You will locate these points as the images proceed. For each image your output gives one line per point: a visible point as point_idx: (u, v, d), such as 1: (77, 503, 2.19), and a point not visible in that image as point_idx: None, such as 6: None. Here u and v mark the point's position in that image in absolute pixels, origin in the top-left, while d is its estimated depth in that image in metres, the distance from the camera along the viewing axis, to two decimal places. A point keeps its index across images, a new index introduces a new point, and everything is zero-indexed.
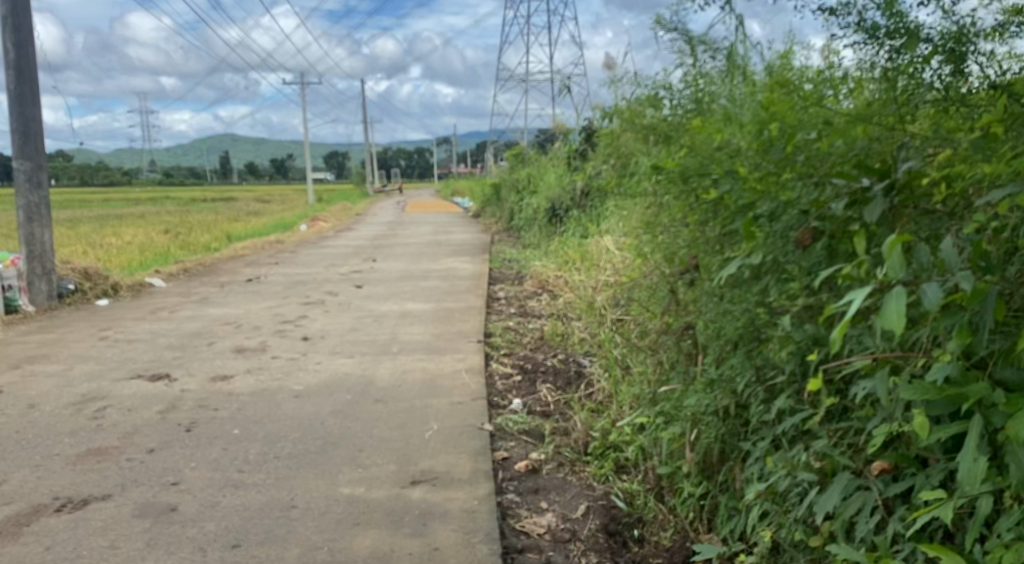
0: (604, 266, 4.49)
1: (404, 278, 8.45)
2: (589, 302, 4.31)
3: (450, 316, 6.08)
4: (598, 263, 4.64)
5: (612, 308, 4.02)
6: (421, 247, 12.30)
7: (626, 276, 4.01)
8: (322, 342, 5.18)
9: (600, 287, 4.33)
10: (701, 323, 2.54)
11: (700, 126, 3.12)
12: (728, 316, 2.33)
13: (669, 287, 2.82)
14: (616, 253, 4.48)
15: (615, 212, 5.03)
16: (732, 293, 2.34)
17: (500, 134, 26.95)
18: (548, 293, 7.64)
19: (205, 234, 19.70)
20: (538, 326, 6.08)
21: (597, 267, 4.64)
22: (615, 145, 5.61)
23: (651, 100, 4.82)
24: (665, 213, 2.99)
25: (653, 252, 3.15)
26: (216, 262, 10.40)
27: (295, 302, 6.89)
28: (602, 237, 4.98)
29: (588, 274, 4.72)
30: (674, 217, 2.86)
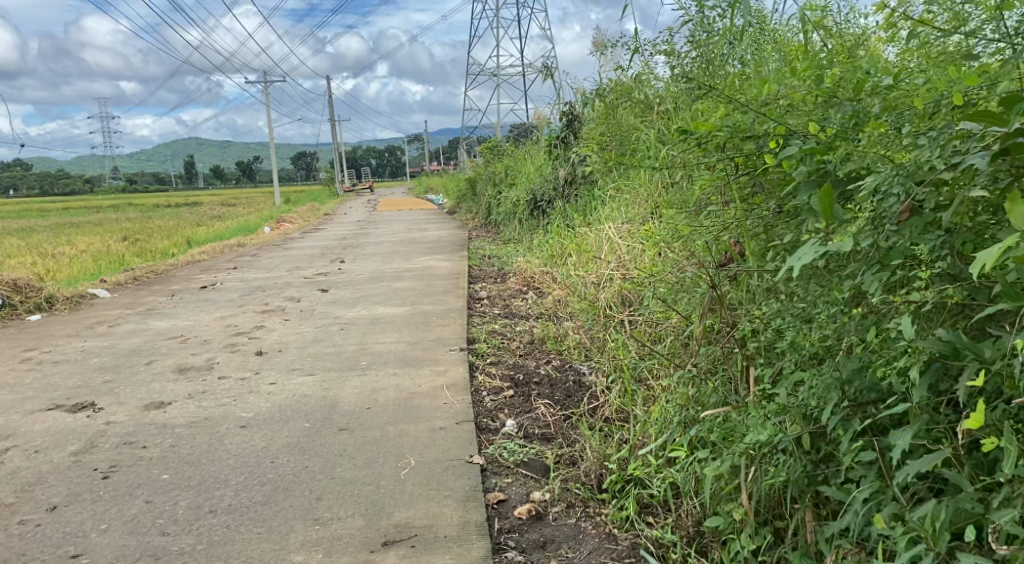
0: (602, 257, 3.90)
1: (375, 279, 7.82)
2: (587, 302, 3.72)
3: (427, 320, 5.47)
4: (594, 256, 4.05)
5: (621, 309, 3.44)
6: (393, 246, 11.66)
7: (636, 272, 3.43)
8: (280, 356, 4.54)
9: (600, 283, 3.74)
10: (752, 328, 1.97)
11: (736, 83, 2.53)
12: (798, 321, 1.77)
13: (706, 283, 2.23)
14: (616, 242, 3.88)
15: (614, 199, 4.45)
16: (804, 290, 1.77)
17: (471, 130, 26.33)
18: (533, 292, 7.06)
19: (165, 240, 18.85)
20: (526, 328, 5.50)
21: (593, 261, 4.05)
22: (609, 129, 5.03)
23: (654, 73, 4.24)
24: (696, 189, 2.41)
25: (682, 239, 2.57)
26: (171, 269, 9.65)
27: (253, 310, 6.22)
28: (598, 226, 4.39)
29: (584, 270, 4.13)
30: (711, 194, 2.28)
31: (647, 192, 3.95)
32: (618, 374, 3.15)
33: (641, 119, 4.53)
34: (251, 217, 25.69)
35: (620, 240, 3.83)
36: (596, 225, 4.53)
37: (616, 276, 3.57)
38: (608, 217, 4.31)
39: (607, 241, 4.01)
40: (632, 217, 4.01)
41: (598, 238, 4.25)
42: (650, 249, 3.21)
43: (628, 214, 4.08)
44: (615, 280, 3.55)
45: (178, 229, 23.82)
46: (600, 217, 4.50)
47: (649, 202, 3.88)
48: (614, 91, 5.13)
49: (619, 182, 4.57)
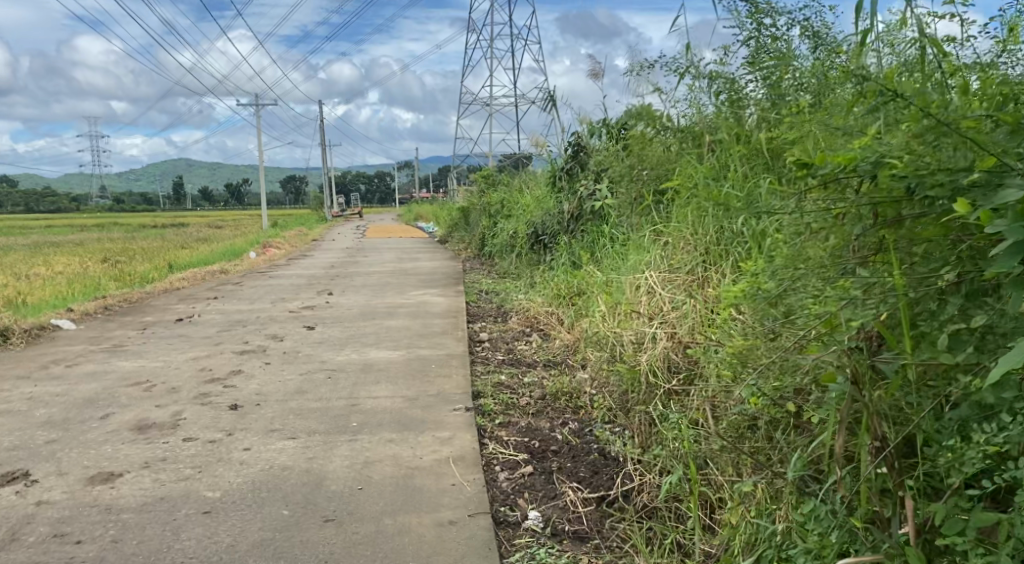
0: (640, 310, 3.29)
1: (366, 316, 7.22)
2: (621, 364, 3.09)
3: (426, 369, 4.88)
4: (629, 305, 3.41)
5: (668, 381, 2.84)
6: (384, 277, 11.08)
7: (695, 333, 2.89)
8: (258, 412, 3.93)
9: (640, 343, 3.12)
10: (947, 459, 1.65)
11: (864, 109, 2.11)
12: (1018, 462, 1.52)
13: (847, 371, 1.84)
14: (657, 294, 3.26)
15: (652, 242, 3.83)
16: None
17: (463, 158, 25.85)
18: (539, 336, 6.50)
19: (145, 263, 18.14)
20: (535, 379, 4.92)
21: (627, 314, 3.41)
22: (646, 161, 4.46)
23: (722, 103, 3.70)
24: (813, 244, 2.05)
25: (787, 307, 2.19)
26: (146, 297, 9.01)
27: (230, 351, 5.60)
28: (631, 270, 3.78)
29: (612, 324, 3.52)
30: (835, 253, 1.95)
31: (699, 238, 3.34)
32: (677, 465, 2.55)
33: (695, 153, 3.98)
34: (235, 241, 25.02)
35: (671, 291, 3.21)
36: (626, 271, 3.91)
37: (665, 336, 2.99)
38: (646, 261, 3.70)
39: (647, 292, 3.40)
40: (681, 258, 3.39)
41: (632, 287, 3.64)
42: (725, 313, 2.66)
43: (670, 259, 3.47)
44: (665, 339, 2.96)
45: (161, 252, 23.07)
46: (630, 260, 3.89)
47: (702, 247, 3.28)
48: (649, 120, 4.58)
49: (659, 223, 3.95)
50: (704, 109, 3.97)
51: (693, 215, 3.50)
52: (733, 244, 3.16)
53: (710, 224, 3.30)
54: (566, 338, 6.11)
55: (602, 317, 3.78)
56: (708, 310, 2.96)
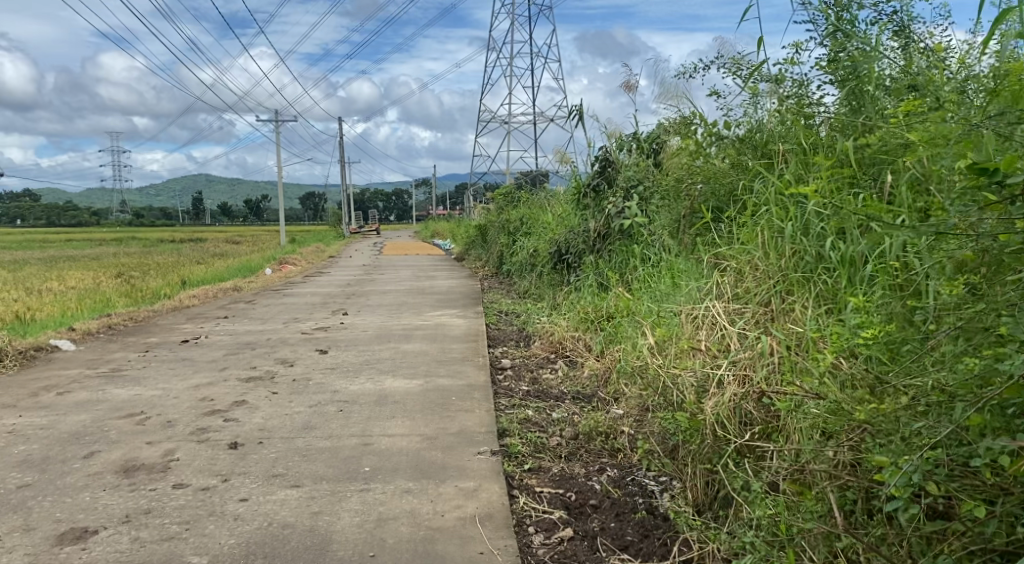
0: (701, 347, 2.83)
1: (381, 339, 6.79)
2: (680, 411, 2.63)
3: (446, 402, 4.44)
4: (688, 341, 2.95)
5: (740, 435, 2.41)
6: (400, 296, 10.69)
7: (766, 371, 2.47)
8: (259, 452, 3.52)
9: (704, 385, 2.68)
10: None
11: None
12: None
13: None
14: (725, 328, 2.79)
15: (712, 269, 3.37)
16: None
17: (480, 176, 25.55)
18: (565, 363, 6.06)
19: (159, 279, 17.86)
20: (565, 415, 4.48)
21: (685, 351, 2.94)
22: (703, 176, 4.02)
23: (796, 113, 3.27)
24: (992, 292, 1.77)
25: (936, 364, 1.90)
26: (153, 316, 8.66)
27: (234, 378, 5.19)
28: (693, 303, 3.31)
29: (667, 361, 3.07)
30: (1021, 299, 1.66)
31: (769, 265, 2.88)
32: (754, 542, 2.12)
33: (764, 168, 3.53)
34: (250, 257, 24.78)
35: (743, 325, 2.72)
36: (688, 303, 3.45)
37: (737, 378, 2.55)
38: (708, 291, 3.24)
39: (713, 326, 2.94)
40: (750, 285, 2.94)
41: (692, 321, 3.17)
42: (826, 360, 2.24)
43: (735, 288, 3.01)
44: (736, 383, 2.52)
45: (176, 267, 22.82)
46: (686, 290, 3.43)
47: (777, 275, 2.80)
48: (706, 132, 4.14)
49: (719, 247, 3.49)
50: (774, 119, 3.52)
51: (763, 235, 3.05)
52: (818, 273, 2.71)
53: (789, 244, 2.88)
54: (596, 366, 5.65)
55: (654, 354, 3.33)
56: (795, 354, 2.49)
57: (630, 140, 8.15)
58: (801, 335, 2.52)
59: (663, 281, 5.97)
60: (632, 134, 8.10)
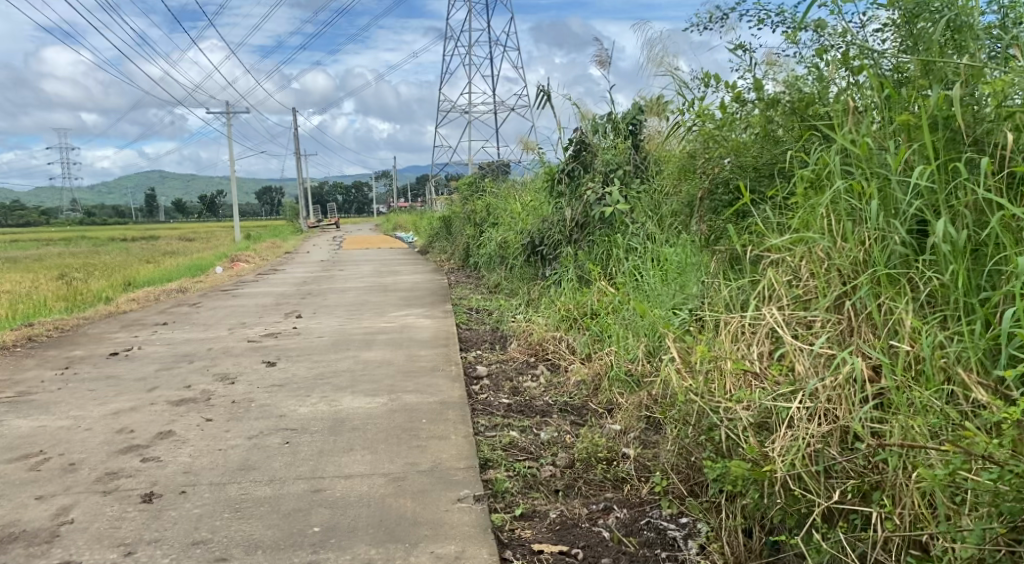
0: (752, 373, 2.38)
1: (338, 347, 6.03)
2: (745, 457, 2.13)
3: (414, 426, 3.73)
4: (735, 361, 2.47)
5: (833, 494, 1.99)
6: (360, 295, 9.89)
7: (863, 410, 2.04)
8: (180, 508, 2.78)
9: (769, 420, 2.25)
10: None
11: None
12: None
13: None
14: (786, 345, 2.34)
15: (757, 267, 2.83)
16: None
17: (439, 168, 24.69)
18: (548, 369, 5.40)
19: (102, 281, 16.69)
20: (556, 436, 3.82)
21: (732, 373, 2.46)
22: (722, 150, 3.45)
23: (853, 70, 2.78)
24: None
25: None
26: (83, 325, 7.75)
27: (163, 401, 4.40)
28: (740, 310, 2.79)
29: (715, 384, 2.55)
30: None
31: (839, 260, 2.38)
32: None
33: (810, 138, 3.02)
34: (203, 255, 23.62)
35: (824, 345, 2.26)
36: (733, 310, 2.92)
37: (818, 414, 2.13)
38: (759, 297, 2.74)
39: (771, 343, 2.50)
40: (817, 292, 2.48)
41: (736, 331, 2.66)
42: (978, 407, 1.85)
43: (798, 294, 2.52)
44: (819, 423, 2.10)
45: (122, 268, 21.53)
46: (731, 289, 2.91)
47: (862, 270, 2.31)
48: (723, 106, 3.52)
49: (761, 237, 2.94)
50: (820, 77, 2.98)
51: (826, 220, 2.53)
52: (912, 268, 2.25)
53: (862, 230, 2.39)
54: (584, 373, 5.00)
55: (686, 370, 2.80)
56: (900, 380, 2.05)
57: (606, 121, 7.50)
58: (905, 356, 2.10)
59: (655, 274, 5.35)
60: (608, 114, 7.46)
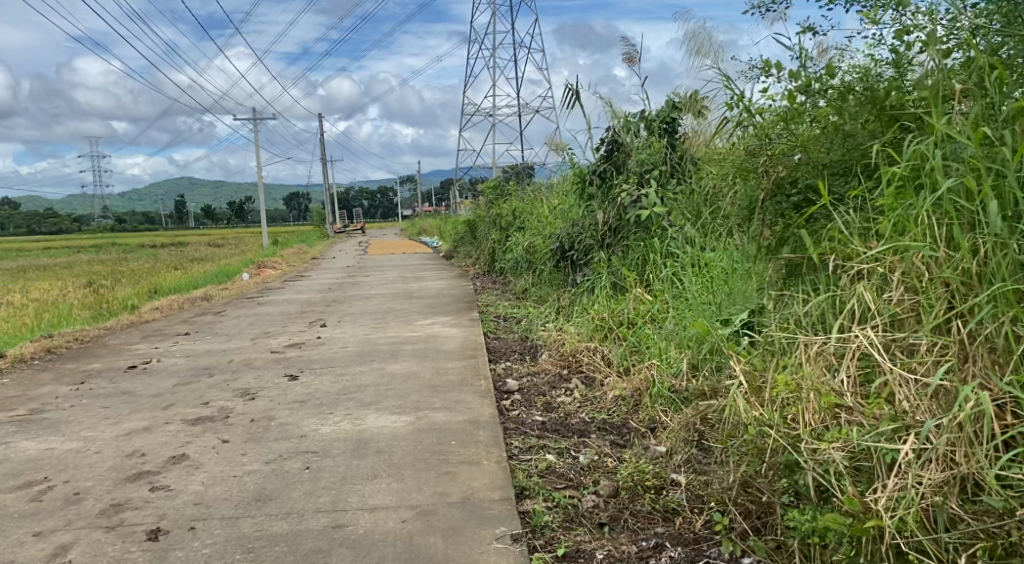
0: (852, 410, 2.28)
1: (362, 359, 5.77)
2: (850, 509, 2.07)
3: (442, 449, 3.45)
4: (829, 395, 2.35)
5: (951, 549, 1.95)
6: (385, 302, 9.65)
7: (984, 459, 1.97)
8: (189, 547, 2.54)
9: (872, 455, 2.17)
10: None
11: None
12: None
13: None
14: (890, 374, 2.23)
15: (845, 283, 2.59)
16: None
17: (464, 171, 24.44)
18: (583, 383, 5.11)
19: (128, 288, 16.65)
20: (597, 460, 3.53)
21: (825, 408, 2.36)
22: (785, 151, 3.14)
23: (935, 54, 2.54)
24: None
25: None
26: (103, 335, 7.58)
27: (179, 420, 4.17)
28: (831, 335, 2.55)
29: (805, 418, 2.40)
30: None
31: (950, 272, 2.22)
32: None
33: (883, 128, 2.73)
34: (228, 261, 23.60)
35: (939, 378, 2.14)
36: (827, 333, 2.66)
37: (933, 458, 2.05)
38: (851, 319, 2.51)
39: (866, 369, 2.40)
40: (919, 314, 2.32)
41: (826, 353, 2.52)
42: None
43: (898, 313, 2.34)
44: (934, 467, 2.03)
45: (149, 275, 21.55)
46: (816, 305, 2.70)
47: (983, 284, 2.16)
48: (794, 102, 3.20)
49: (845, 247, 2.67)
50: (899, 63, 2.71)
51: (929, 225, 2.35)
52: None
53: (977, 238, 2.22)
54: (622, 389, 4.69)
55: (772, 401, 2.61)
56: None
57: (639, 120, 7.20)
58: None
59: (697, 282, 5.05)
60: (641, 113, 7.16)
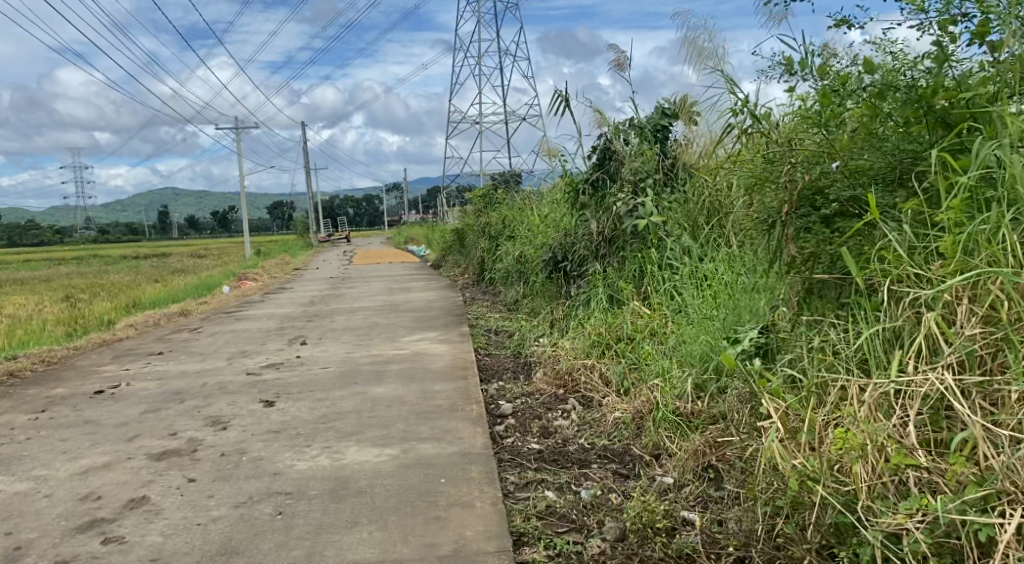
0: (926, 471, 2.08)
1: (345, 381, 5.43)
2: None
3: (431, 488, 3.14)
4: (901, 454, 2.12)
5: None
6: (371, 316, 9.31)
7: None
8: None
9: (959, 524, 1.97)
10: None
11: None
12: None
13: None
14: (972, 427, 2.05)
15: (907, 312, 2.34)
16: None
17: (451, 180, 24.13)
18: (580, 404, 4.80)
19: (106, 303, 16.18)
20: (601, 495, 3.23)
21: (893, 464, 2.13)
22: (811, 159, 2.82)
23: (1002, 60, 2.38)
24: None
25: None
26: (72, 356, 7.19)
27: (142, 454, 3.82)
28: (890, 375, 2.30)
29: (867, 475, 2.18)
30: None
31: None
32: None
33: (939, 133, 2.51)
34: (210, 273, 23.13)
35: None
36: (882, 367, 2.38)
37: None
38: (916, 355, 2.27)
39: (925, 415, 2.20)
40: (999, 352, 2.13)
41: (884, 394, 2.29)
42: None
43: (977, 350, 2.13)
44: None
45: (128, 288, 21.04)
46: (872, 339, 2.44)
47: None
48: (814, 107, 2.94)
49: (903, 268, 2.40)
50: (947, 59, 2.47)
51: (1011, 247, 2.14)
52: None
53: None
54: (621, 412, 4.34)
55: (825, 450, 2.36)
56: None
57: (629, 126, 6.92)
58: None
59: (699, 296, 4.78)
60: (630, 120, 6.88)
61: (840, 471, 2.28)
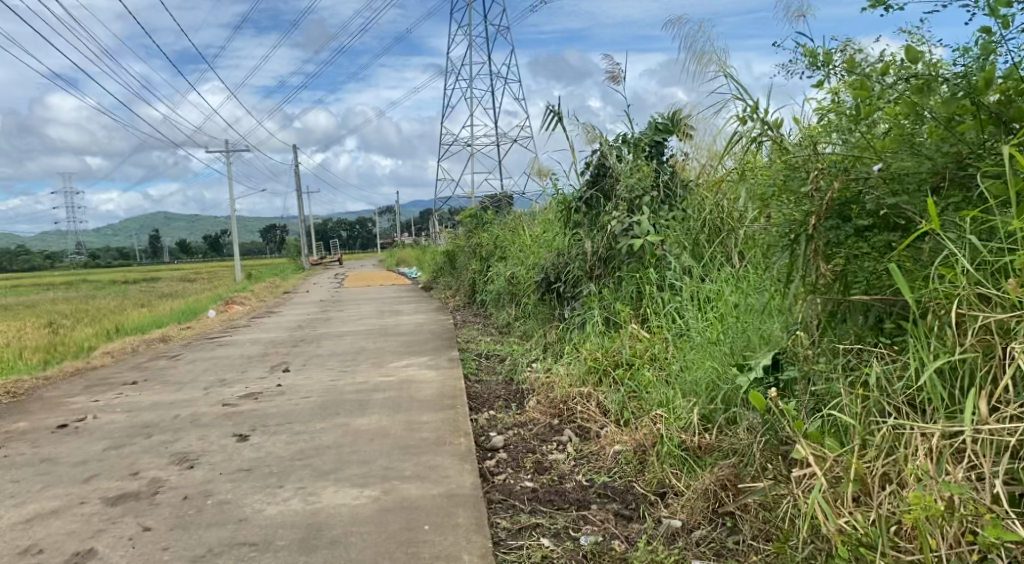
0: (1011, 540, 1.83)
1: (326, 411, 5.10)
2: None
3: (411, 539, 2.83)
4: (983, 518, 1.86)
5: None
6: (358, 341, 8.97)
7: None
8: None
9: None
10: None
11: None
12: None
13: None
14: None
15: (971, 340, 2.09)
16: None
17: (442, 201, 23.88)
18: (577, 435, 4.49)
19: (89, 328, 15.77)
20: (600, 542, 2.92)
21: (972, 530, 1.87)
22: (841, 164, 2.56)
23: None
24: None
25: None
26: (41, 386, 6.82)
27: (97, 498, 3.49)
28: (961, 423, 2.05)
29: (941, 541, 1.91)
30: None
31: None
32: None
33: (992, 130, 2.26)
34: (199, 297, 22.75)
35: None
36: (948, 412, 2.13)
37: None
38: (994, 398, 2.01)
39: (1014, 466, 1.93)
40: None
41: (953, 447, 2.04)
42: None
43: None
44: None
45: (113, 313, 20.63)
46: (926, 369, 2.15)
47: None
48: (848, 112, 2.66)
49: (968, 290, 2.13)
50: (996, 48, 2.25)
51: None
52: None
53: None
54: (623, 444, 4.03)
55: (880, 507, 2.10)
56: None
57: (621, 144, 6.65)
58: None
59: (703, 318, 4.49)
60: (622, 136, 6.61)
61: (900, 535, 2.03)
